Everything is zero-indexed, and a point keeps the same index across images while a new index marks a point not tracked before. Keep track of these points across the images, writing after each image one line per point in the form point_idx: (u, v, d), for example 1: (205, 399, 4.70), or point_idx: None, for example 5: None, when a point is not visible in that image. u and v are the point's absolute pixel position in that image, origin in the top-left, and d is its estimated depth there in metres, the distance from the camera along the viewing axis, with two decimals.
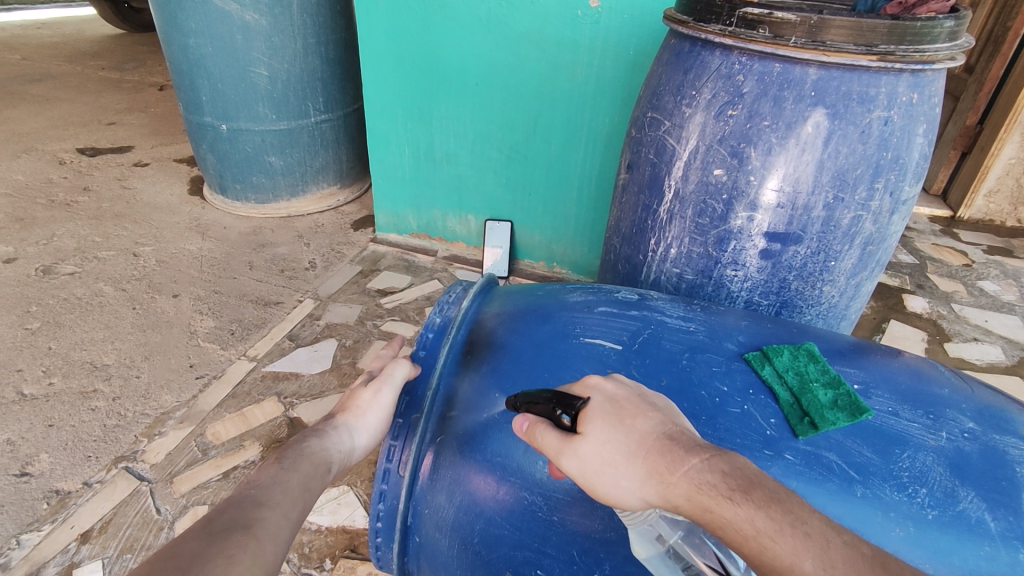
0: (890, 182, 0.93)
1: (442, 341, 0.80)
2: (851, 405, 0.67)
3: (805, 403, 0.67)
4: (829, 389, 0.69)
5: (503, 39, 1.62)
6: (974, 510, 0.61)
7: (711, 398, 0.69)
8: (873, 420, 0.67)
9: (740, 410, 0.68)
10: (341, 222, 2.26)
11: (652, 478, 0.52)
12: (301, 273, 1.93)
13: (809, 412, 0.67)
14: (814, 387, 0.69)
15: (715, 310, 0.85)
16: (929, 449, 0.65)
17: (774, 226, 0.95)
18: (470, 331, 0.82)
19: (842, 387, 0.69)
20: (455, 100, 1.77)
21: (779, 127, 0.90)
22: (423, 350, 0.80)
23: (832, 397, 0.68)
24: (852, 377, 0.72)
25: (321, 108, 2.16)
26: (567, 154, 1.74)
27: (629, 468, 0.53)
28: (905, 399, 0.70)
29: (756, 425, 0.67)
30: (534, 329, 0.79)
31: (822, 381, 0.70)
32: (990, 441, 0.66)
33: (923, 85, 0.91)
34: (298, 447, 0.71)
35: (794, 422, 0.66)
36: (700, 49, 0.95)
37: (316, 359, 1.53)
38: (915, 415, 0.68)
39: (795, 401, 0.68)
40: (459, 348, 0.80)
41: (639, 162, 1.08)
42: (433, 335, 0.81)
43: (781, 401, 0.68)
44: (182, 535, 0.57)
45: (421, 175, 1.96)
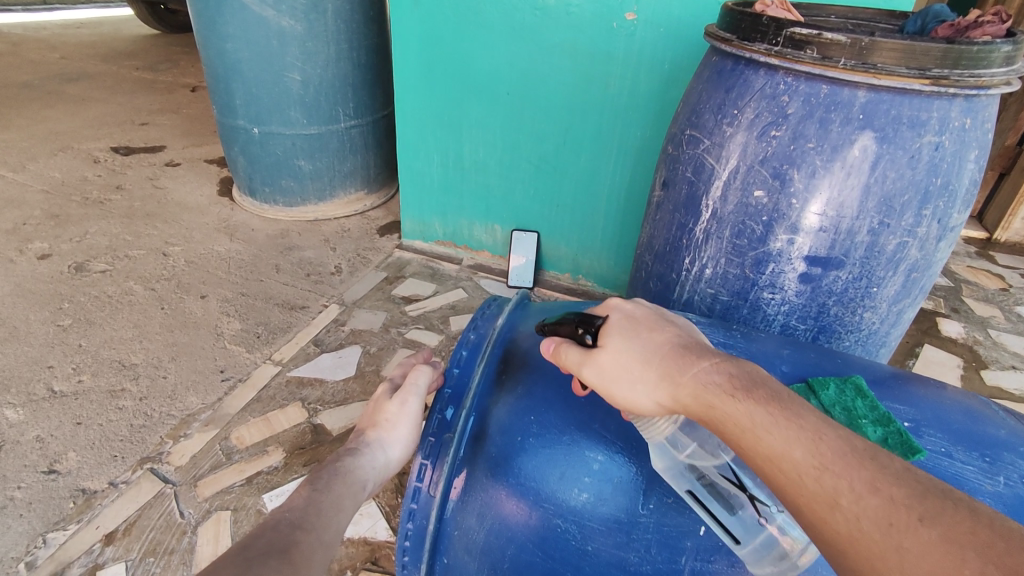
0: (939, 209, 0.90)
1: (476, 362, 0.79)
2: (903, 444, 0.65)
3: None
4: (879, 427, 0.65)
5: (536, 49, 1.62)
6: None
7: None
8: (926, 461, 0.64)
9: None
10: (367, 227, 2.27)
11: (664, 379, 0.58)
12: (327, 277, 1.94)
13: None
14: (863, 424, 0.66)
15: (754, 336, 0.82)
16: (985, 494, 0.63)
17: (815, 250, 0.93)
18: (505, 349, 0.81)
19: (892, 425, 0.66)
20: (485, 109, 1.77)
21: (824, 150, 0.88)
22: (457, 367, 0.79)
23: (883, 435, 0.65)
24: (901, 415, 0.69)
25: (351, 114, 2.17)
26: (597, 167, 1.72)
27: (642, 373, 0.60)
28: (959, 439, 0.67)
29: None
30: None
31: (872, 418, 0.66)
32: None
33: (976, 110, 0.88)
34: (330, 465, 0.73)
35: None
36: (743, 68, 0.94)
37: (340, 365, 1.54)
38: (970, 457, 0.65)
39: None
40: (494, 368, 0.79)
41: (676, 180, 1.07)
42: (467, 352, 0.81)
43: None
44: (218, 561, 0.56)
45: (449, 183, 1.96)
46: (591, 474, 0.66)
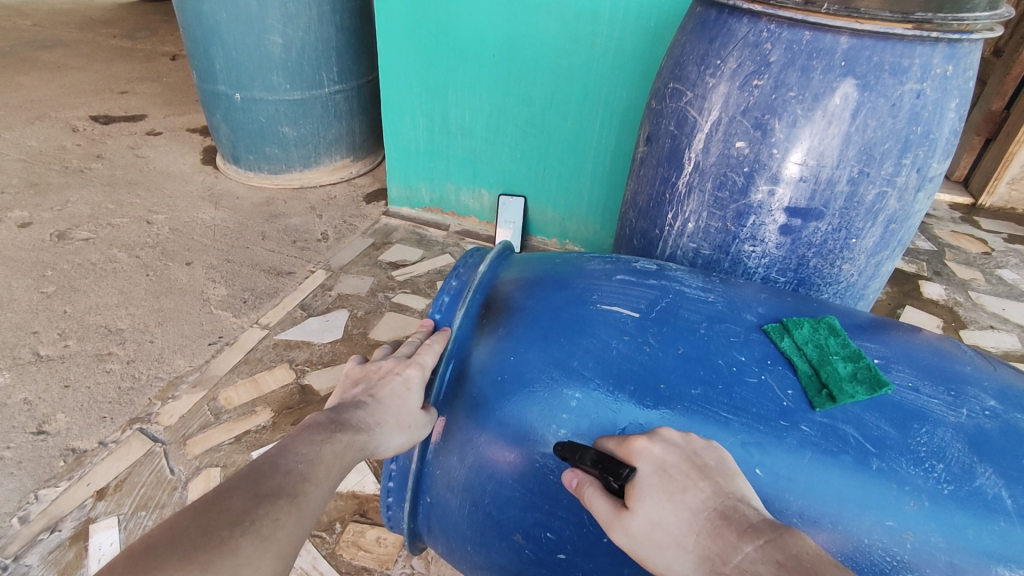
0: (918, 158, 0.91)
1: (458, 306, 0.79)
2: (871, 379, 0.66)
3: (823, 376, 0.66)
4: (849, 362, 0.68)
5: (520, 9, 1.59)
6: (991, 487, 0.59)
7: (728, 367, 0.67)
8: (892, 395, 0.66)
9: (758, 379, 0.66)
10: (353, 195, 2.25)
11: (704, 562, 0.51)
12: (313, 244, 1.93)
13: (828, 384, 0.65)
14: (834, 360, 0.68)
15: (733, 283, 0.82)
16: (949, 425, 0.64)
17: (795, 201, 0.94)
18: (487, 294, 0.81)
19: (862, 361, 0.68)
20: (470, 73, 1.75)
21: (805, 99, 0.87)
22: (439, 313, 0.79)
23: (852, 370, 0.67)
24: (872, 352, 0.71)
25: (335, 78, 2.13)
26: (583, 129, 1.71)
27: (679, 550, 0.53)
28: (926, 375, 0.69)
29: (772, 396, 0.65)
30: (552, 294, 0.78)
31: (842, 355, 0.69)
32: (1012, 420, 0.65)
33: (959, 57, 0.87)
34: (348, 423, 0.64)
35: (812, 394, 0.65)
36: (727, 17, 0.93)
37: (327, 329, 1.54)
38: (935, 391, 0.67)
39: (814, 374, 0.66)
40: (475, 313, 0.78)
41: (659, 134, 1.07)
42: (449, 298, 0.80)
43: (800, 373, 0.67)
44: (230, 487, 0.55)
45: (436, 149, 1.94)
46: (570, 411, 0.67)
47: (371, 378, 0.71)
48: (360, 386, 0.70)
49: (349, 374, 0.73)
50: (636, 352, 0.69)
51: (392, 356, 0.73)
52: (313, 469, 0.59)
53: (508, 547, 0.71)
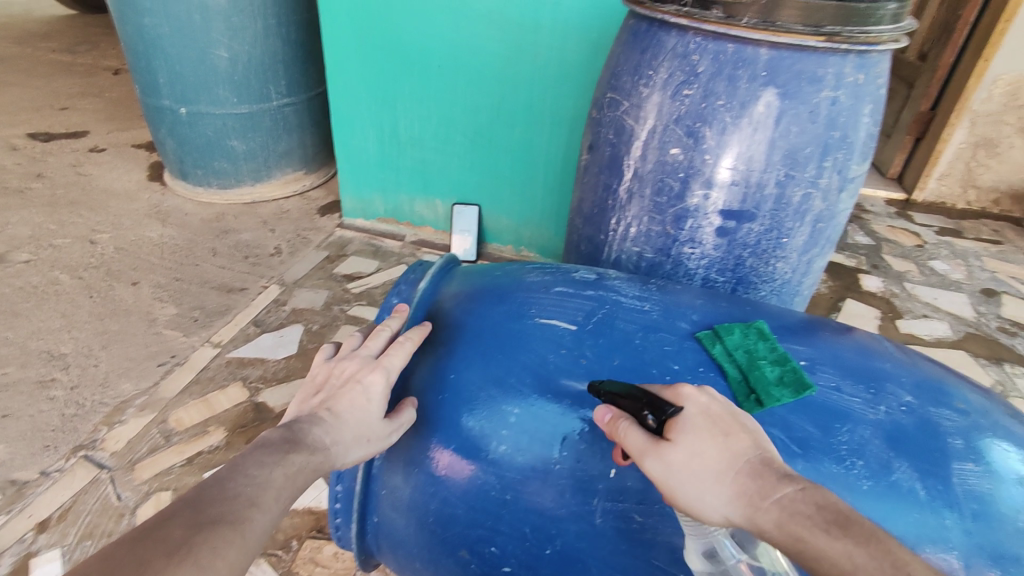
0: (838, 161, 0.96)
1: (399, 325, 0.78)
2: (796, 381, 0.68)
3: (751, 381, 0.68)
4: (776, 366, 0.70)
5: (465, 21, 1.62)
6: (905, 480, 0.63)
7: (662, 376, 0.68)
8: (817, 396, 0.68)
9: None
10: (306, 208, 2.23)
11: (739, 499, 0.52)
12: (266, 259, 1.90)
13: (755, 389, 0.67)
14: (762, 364, 0.70)
15: (670, 288, 0.82)
16: (869, 422, 0.67)
17: (728, 204, 0.98)
18: (428, 312, 0.80)
19: (788, 364, 0.70)
20: (419, 84, 1.76)
21: (732, 107, 0.92)
22: None
23: (779, 373, 0.69)
24: (799, 354, 0.73)
25: (284, 92, 2.11)
26: (532, 137, 1.75)
27: (717, 485, 0.53)
28: (849, 374, 0.72)
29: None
30: (491, 309, 0.77)
31: (770, 359, 0.71)
32: (926, 414, 0.69)
33: (869, 66, 0.93)
34: (303, 442, 0.61)
35: (740, 399, 0.67)
36: (657, 29, 0.97)
37: (281, 344, 1.53)
38: (856, 390, 0.70)
39: (743, 379, 0.68)
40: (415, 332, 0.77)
41: (599, 142, 1.10)
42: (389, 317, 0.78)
43: (730, 378, 0.69)
44: (168, 515, 0.51)
45: (387, 160, 1.95)
46: (509, 427, 0.67)
47: (333, 384, 0.69)
48: (321, 395, 0.68)
49: (315, 374, 0.71)
50: (572, 365, 0.69)
51: (359, 356, 0.71)
52: (262, 493, 0.56)
53: (455, 563, 0.71)
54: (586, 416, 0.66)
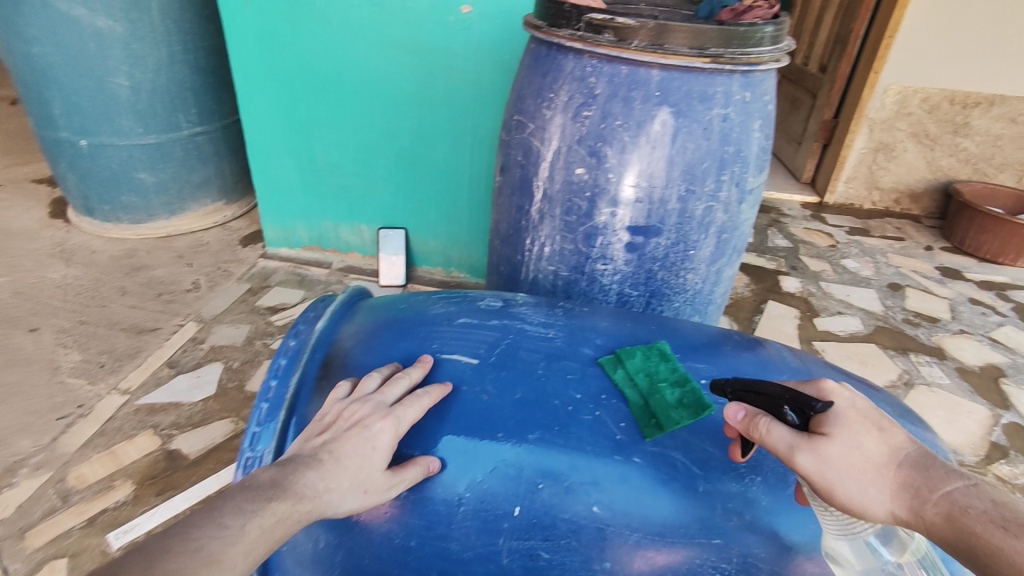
0: (734, 174, 1.00)
1: (295, 370, 0.71)
2: (695, 402, 0.68)
3: (652, 405, 0.68)
4: (676, 388, 0.69)
5: (378, 45, 1.61)
6: None
7: (563, 407, 0.68)
8: (716, 415, 0.68)
9: (592, 416, 0.67)
10: (227, 239, 2.14)
11: (904, 491, 0.52)
12: (182, 295, 1.81)
13: (656, 413, 0.67)
14: (662, 387, 0.70)
15: (578, 311, 0.83)
16: None
17: (634, 221, 1.00)
18: (327, 354, 0.74)
19: (688, 385, 0.70)
20: (336, 110, 1.73)
21: (630, 127, 0.94)
22: (275, 380, 0.70)
23: (679, 396, 0.69)
24: (700, 373, 0.74)
25: (195, 120, 2.03)
26: (453, 158, 1.75)
27: (878, 477, 0.53)
28: None
29: (606, 431, 0.66)
30: (390, 346, 0.74)
31: (671, 381, 0.71)
32: None
33: (754, 85, 0.97)
34: (291, 489, 0.56)
35: (642, 424, 0.66)
36: (555, 53, 0.99)
37: (198, 386, 1.45)
38: None
39: (644, 404, 0.68)
40: (313, 376, 0.71)
41: (510, 164, 1.11)
42: (285, 361, 0.71)
43: (631, 404, 0.68)
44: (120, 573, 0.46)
45: (308, 187, 1.90)
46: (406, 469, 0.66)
47: (339, 424, 0.62)
48: (325, 435, 0.62)
49: (324, 412, 0.65)
50: (472, 401, 0.68)
51: (371, 402, 0.65)
52: (229, 549, 0.51)
53: None
54: (488, 451, 0.65)
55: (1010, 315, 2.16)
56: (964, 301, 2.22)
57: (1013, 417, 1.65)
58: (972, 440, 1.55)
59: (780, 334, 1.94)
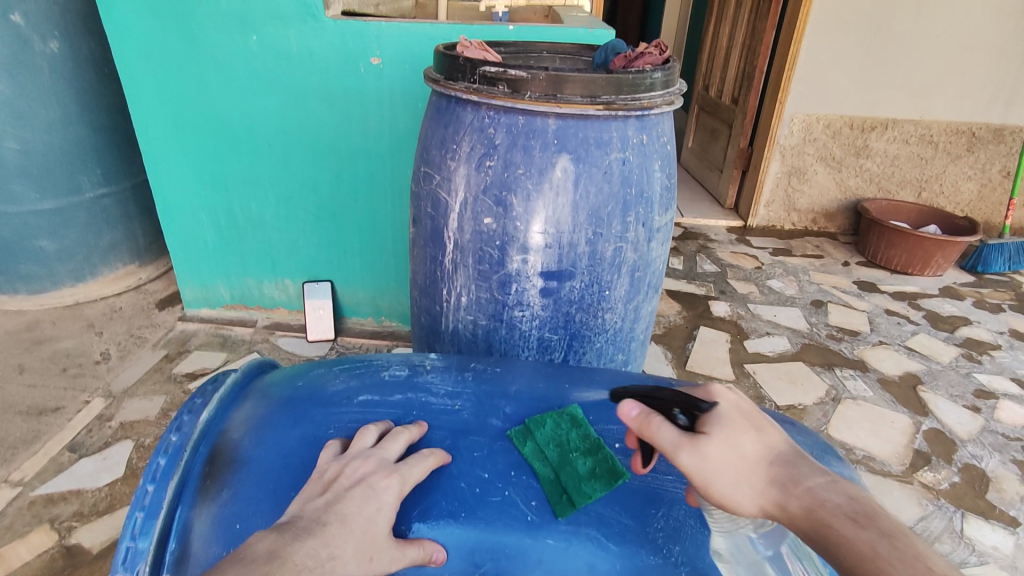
0: (640, 215, 1.01)
1: (176, 468, 0.64)
2: (608, 471, 0.66)
3: (563, 480, 0.65)
4: (587, 457, 0.67)
5: (288, 98, 1.59)
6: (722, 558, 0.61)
7: (470, 489, 0.64)
8: (631, 482, 0.66)
9: (501, 497, 0.64)
10: (142, 302, 2.02)
11: (773, 486, 0.55)
12: (89, 368, 1.69)
13: (567, 488, 0.64)
14: (573, 457, 0.67)
15: (488, 373, 0.80)
16: (683, 501, 0.64)
17: (547, 266, 1.00)
18: (213, 447, 0.68)
19: (600, 452, 0.68)
20: (250, 165, 1.69)
21: (532, 174, 0.95)
22: (152, 483, 0.63)
23: (591, 466, 0.66)
24: (613, 436, 0.71)
25: (99, 182, 1.94)
26: (375, 208, 1.73)
27: (750, 474, 0.56)
28: None
29: (516, 512, 0.63)
30: (282, 434, 0.69)
31: (582, 450, 0.68)
32: None
33: (649, 127, 1.00)
34: (293, 557, 0.53)
35: (553, 502, 0.63)
36: (454, 105, 0.99)
37: (104, 469, 1.34)
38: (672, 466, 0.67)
39: (555, 479, 0.65)
40: (197, 474, 0.66)
41: (420, 216, 1.10)
42: (165, 460, 0.65)
43: (542, 479, 0.65)
44: None
45: (226, 244, 1.83)
46: None
47: (340, 483, 0.60)
48: (327, 495, 0.59)
49: (323, 470, 0.62)
50: None
51: (374, 458, 0.63)
52: None
53: None
54: None
55: (923, 323, 2.28)
56: (881, 313, 2.34)
57: (932, 422, 1.72)
58: (897, 449, 1.61)
59: (713, 359, 1.98)
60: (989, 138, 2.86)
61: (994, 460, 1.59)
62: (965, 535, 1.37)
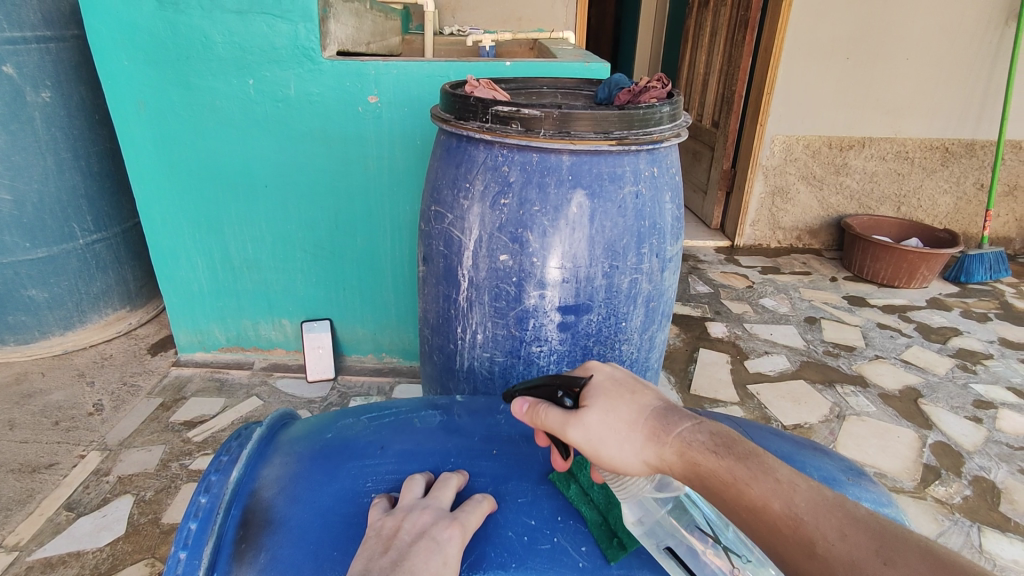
0: (654, 246, 1.02)
1: (209, 534, 0.62)
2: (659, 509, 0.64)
3: (612, 522, 0.63)
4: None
5: (286, 139, 1.58)
6: None
7: (519, 537, 0.62)
8: None
9: (551, 544, 0.62)
10: (135, 348, 1.97)
11: (651, 440, 0.55)
12: (84, 420, 1.63)
13: (617, 531, 0.62)
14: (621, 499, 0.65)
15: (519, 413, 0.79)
16: None
17: (564, 300, 1.00)
18: (245, 508, 0.66)
19: None
20: (247, 206, 1.67)
21: (548, 211, 0.95)
22: (185, 549, 0.60)
23: None
24: None
25: (91, 228, 1.90)
26: (375, 245, 1.72)
27: (630, 431, 0.56)
28: None
29: (568, 559, 0.61)
30: (318, 491, 0.67)
31: None
32: None
33: (660, 160, 1.02)
34: None
35: (604, 545, 0.62)
36: (466, 144, 1.00)
37: (105, 527, 1.28)
38: None
39: (603, 522, 0.63)
40: (230, 539, 0.63)
41: (432, 254, 1.09)
42: (196, 525, 0.62)
43: (590, 523, 0.64)
44: None
45: (222, 287, 1.80)
46: None
47: (401, 539, 0.58)
48: (390, 553, 0.57)
49: (380, 527, 0.60)
50: None
51: (430, 509, 0.62)
52: None
53: None
54: None
55: (915, 334, 2.32)
56: (873, 327, 2.38)
57: (937, 436, 1.74)
58: (907, 464, 1.62)
59: (715, 381, 1.98)
60: (962, 153, 2.96)
61: (1002, 471, 1.61)
62: (984, 549, 1.37)
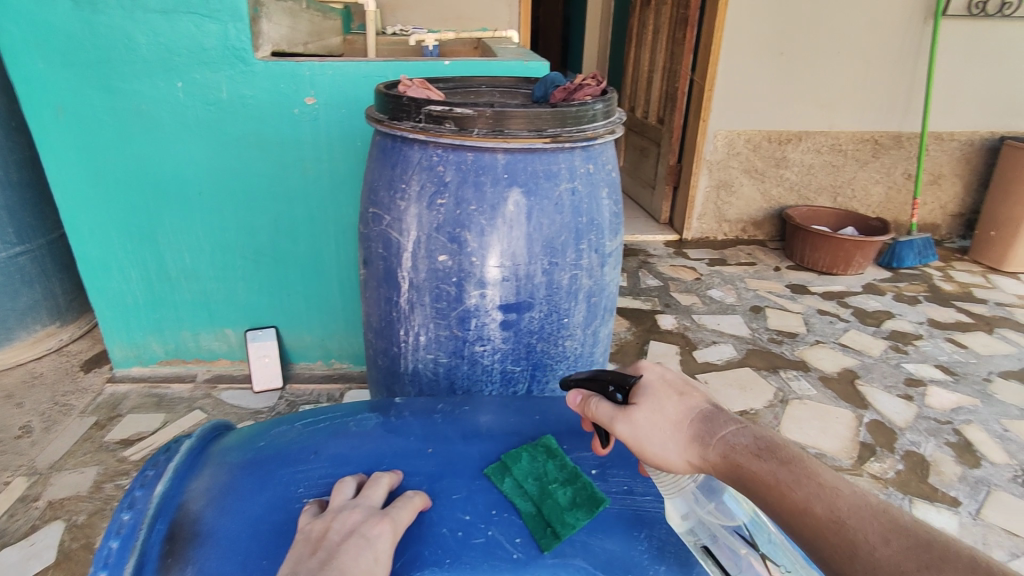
0: (592, 242, 1.03)
1: (132, 552, 0.59)
2: (588, 499, 0.66)
3: (546, 512, 0.64)
4: (567, 487, 0.66)
5: (219, 144, 1.53)
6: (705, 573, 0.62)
7: (452, 533, 0.62)
8: (612, 507, 0.66)
9: (485, 537, 0.62)
10: (66, 366, 1.87)
11: (694, 441, 0.58)
12: (10, 444, 1.53)
13: (550, 520, 0.63)
14: (553, 489, 0.66)
15: (459, 412, 0.79)
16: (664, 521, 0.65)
17: (504, 299, 1.00)
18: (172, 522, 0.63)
19: (578, 481, 0.67)
20: (181, 214, 1.61)
21: (484, 210, 0.95)
22: (105, 569, 0.58)
23: (571, 495, 0.66)
24: (590, 463, 0.71)
25: (12, 240, 1.80)
26: (318, 249, 1.69)
27: (675, 432, 0.59)
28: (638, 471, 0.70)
29: (502, 552, 0.61)
30: (248, 501, 0.65)
31: (561, 480, 0.67)
32: None
33: (595, 157, 1.03)
34: None
35: (538, 536, 0.62)
36: (400, 145, 0.99)
37: (34, 556, 1.21)
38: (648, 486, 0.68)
39: (537, 512, 0.64)
40: (155, 555, 0.60)
41: (371, 257, 1.07)
42: (118, 542, 0.60)
43: (524, 514, 0.64)
44: None
45: (159, 299, 1.73)
46: None
47: (331, 538, 0.57)
48: (319, 554, 0.56)
49: (307, 531, 0.59)
50: None
51: (361, 508, 0.61)
52: None
53: None
54: None
55: (852, 319, 2.43)
56: (814, 314, 2.48)
57: (873, 414, 1.82)
58: (845, 443, 1.69)
59: None
60: (891, 145, 3.11)
61: (931, 445, 1.70)
62: None
